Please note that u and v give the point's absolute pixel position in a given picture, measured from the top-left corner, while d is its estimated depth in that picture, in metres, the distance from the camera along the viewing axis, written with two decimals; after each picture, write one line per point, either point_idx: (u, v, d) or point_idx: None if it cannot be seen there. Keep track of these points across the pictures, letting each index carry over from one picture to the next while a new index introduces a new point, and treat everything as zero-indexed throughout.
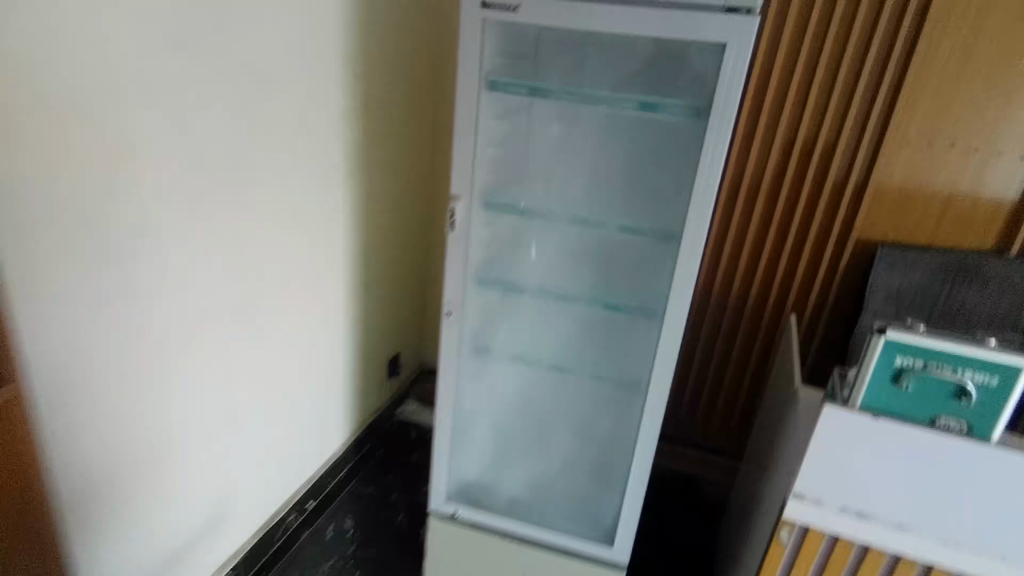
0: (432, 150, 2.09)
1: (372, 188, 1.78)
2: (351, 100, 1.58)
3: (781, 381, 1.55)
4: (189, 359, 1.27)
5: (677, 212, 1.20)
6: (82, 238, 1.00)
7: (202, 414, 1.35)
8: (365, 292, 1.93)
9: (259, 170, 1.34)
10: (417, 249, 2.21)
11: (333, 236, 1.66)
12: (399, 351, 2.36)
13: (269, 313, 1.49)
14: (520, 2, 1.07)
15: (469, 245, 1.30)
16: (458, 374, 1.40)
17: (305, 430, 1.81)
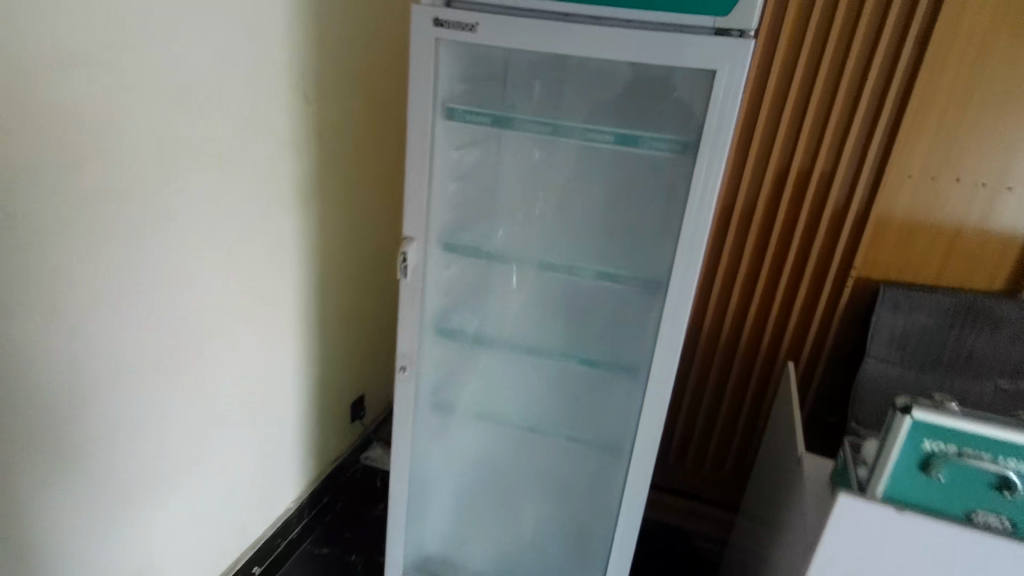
0: (399, 178, 1.94)
1: (329, 219, 1.61)
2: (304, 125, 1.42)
3: (779, 435, 1.40)
4: (109, 426, 1.08)
5: (660, 261, 1.04)
6: (89, 231, 0.97)
7: (185, 430, 1.26)
8: (323, 331, 1.75)
9: (196, 206, 1.16)
10: (382, 281, 2.05)
11: (284, 275, 1.49)
12: (364, 391, 2.19)
13: (209, 366, 1.29)
14: (478, 20, 0.92)
15: (425, 292, 1.13)
16: (414, 436, 1.22)
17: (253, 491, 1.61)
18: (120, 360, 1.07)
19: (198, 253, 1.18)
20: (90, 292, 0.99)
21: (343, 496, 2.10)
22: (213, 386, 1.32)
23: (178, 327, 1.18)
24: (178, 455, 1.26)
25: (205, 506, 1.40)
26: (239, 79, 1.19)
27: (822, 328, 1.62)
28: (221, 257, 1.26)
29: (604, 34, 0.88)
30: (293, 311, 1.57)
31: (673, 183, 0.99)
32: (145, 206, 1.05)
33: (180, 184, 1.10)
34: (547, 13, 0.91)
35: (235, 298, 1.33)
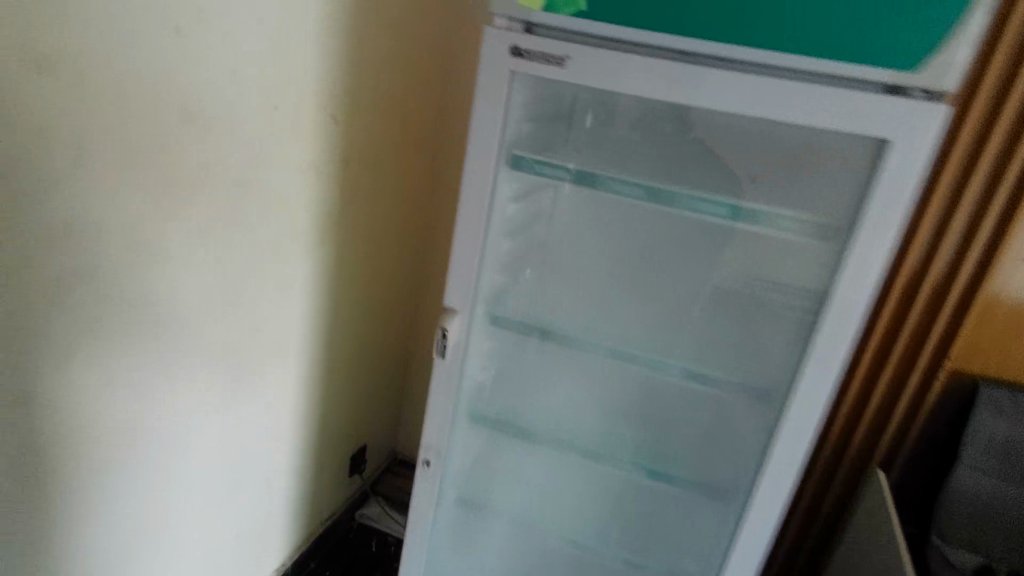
0: (425, 211, 1.75)
1: (344, 258, 1.41)
2: (331, 152, 1.23)
3: (874, 558, 1.18)
4: (101, 490, 0.88)
5: (769, 360, 0.84)
6: (91, 262, 0.78)
7: (174, 503, 1.04)
8: (329, 380, 1.54)
9: (204, 247, 0.96)
10: (398, 323, 1.85)
11: (293, 321, 1.28)
12: (368, 441, 1.96)
13: (204, 434, 1.07)
14: (570, 53, 0.73)
15: (463, 373, 0.92)
16: (433, 540, 1.00)
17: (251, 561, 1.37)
18: (106, 438, 0.87)
19: (201, 303, 0.98)
20: (73, 360, 0.79)
21: (335, 560, 1.85)
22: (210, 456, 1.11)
23: (172, 393, 0.97)
24: (162, 542, 1.05)
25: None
26: (258, 98, 1.00)
27: (902, 423, 1.40)
28: (226, 306, 1.05)
29: (738, 81, 0.70)
30: (299, 360, 1.36)
31: (796, 267, 0.79)
32: (160, 236, 0.86)
33: (186, 223, 0.91)
34: (664, 51, 0.73)
35: (237, 354, 1.11)
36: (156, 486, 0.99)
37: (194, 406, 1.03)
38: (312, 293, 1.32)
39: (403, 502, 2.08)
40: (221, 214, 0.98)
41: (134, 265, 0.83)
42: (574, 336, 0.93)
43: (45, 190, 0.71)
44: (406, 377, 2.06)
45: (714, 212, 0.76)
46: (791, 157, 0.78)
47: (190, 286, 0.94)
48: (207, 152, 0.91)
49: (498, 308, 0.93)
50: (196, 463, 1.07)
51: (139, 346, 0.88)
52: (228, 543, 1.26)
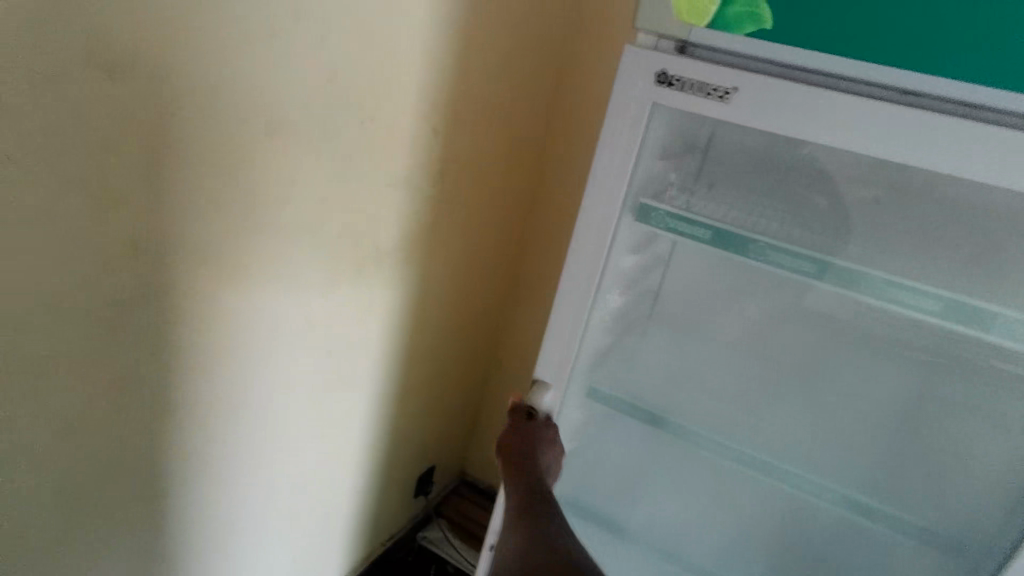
0: (531, 229, 1.65)
1: (428, 279, 1.32)
2: (445, 166, 1.20)
3: None
4: (193, 438, 0.93)
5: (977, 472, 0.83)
6: (225, 206, 0.82)
7: (278, 416, 1.08)
8: (400, 404, 1.45)
9: (313, 251, 0.99)
10: (479, 351, 1.73)
11: (381, 331, 1.26)
12: (437, 467, 1.80)
13: (283, 424, 1.09)
14: (737, 85, 0.71)
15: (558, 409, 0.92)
16: None
17: (321, 530, 1.35)
18: (212, 376, 0.91)
19: (289, 301, 0.99)
20: (191, 311, 0.84)
21: None
22: (291, 445, 1.14)
23: (270, 379, 1.02)
24: (239, 518, 1.09)
25: (272, 509, 1.17)
26: (384, 111, 1.00)
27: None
28: (337, 313, 1.11)
29: (922, 124, 0.66)
30: (365, 383, 1.28)
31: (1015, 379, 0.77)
32: (280, 215, 0.90)
33: (298, 227, 0.94)
34: (877, 90, 0.68)
35: (341, 359, 1.18)
36: (269, 394, 1.04)
37: (291, 399, 1.09)
38: (390, 314, 1.26)
39: (470, 529, 1.86)
40: (315, 215, 0.96)
41: (264, 199, 0.87)
42: (746, 418, 0.95)
43: (192, 181, 0.77)
44: (482, 410, 1.92)
45: (923, 305, 0.74)
46: (953, 270, 0.79)
47: (308, 263, 0.99)
48: (322, 158, 0.93)
49: (600, 384, 0.97)
50: (272, 452, 1.10)
51: (243, 332, 0.93)
52: (293, 538, 1.27)
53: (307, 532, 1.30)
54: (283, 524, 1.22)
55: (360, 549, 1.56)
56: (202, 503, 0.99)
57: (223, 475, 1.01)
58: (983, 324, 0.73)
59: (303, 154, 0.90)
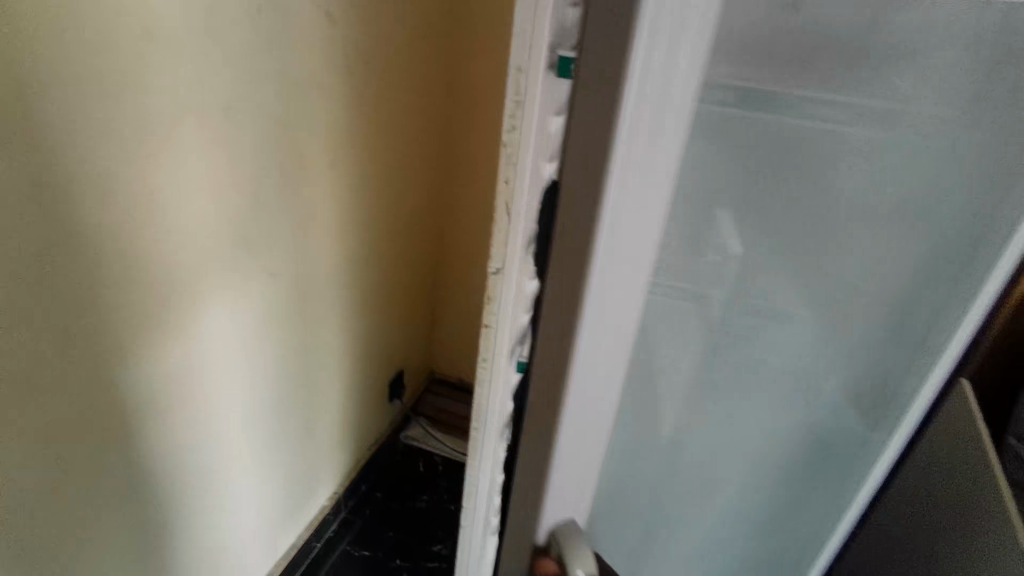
0: (451, 115, 1.59)
1: (352, 188, 1.26)
2: (344, 53, 1.11)
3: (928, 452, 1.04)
4: (147, 376, 0.89)
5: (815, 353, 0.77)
6: (112, 123, 0.73)
7: (231, 341, 1.04)
8: (355, 318, 1.44)
9: (225, 164, 0.91)
10: (424, 252, 1.71)
11: (319, 240, 1.21)
12: (405, 371, 1.83)
13: (240, 353, 1.07)
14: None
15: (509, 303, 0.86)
16: None
17: (300, 445, 1.37)
18: (148, 309, 0.86)
19: (214, 229, 0.93)
20: (107, 243, 0.77)
21: (383, 482, 1.74)
22: (251, 368, 1.12)
23: (218, 322, 1.00)
24: (217, 458, 1.11)
25: (246, 433, 1.16)
26: None
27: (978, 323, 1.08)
28: (271, 242, 1.07)
29: None
30: (313, 308, 1.26)
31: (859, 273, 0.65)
32: (179, 128, 0.81)
33: (205, 158, 0.87)
34: None
35: (283, 276, 1.13)
36: (216, 321, 0.99)
37: (242, 337, 1.07)
38: (322, 230, 1.21)
39: (445, 420, 1.93)
40: (213, 137, 0.87)
41: (156, 109, 0.78)
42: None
43: (78, 122, 0.69)
44: (436, 313, 1.92)
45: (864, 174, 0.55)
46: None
47: (223, 178, 0.91)
48: (210, 71, 0.84)
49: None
50: (235, 384, 1.08)
51: (175, 278, 0.89)
52: (276, 466, 1.30)
53: (290, 456, 1.34)
54: (261, 444, 1.22)
55: (344, 456, 1.60)
56: (171, 437, 0.98)
57: (187, 407, 0.99)
58: None
59: (188, 52, 0.80)
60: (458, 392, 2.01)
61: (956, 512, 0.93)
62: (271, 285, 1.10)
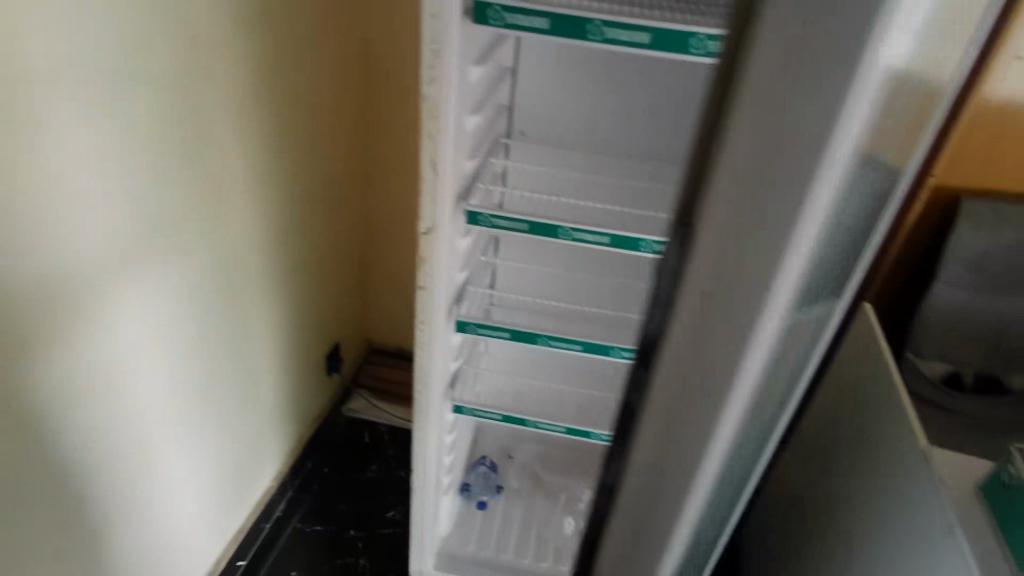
0: (366, 74, 1.51)
1: (267, 155, 1.19)
2: (236, 7, 1.02)
3: (846, 375, 1.12)
4: (44, 373, 0.82)
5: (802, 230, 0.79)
6: None
7: (145, 329, 0.97)
8: (284, 294, 1.38)
9: (107, 134, 0.83)
10: (351, 219, 1.64)
11: (234, 214, 1.13)
12: (342, 343, 1.79)
13: (158, 342, 1.01)
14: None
15: (438, 260, 0.84)
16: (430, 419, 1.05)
17: (236, 430, 1.31)
18: (30, 299, 0.78)
19: (104, 208, 0.85)
20: None
21: (329, 458, 1.71)
22: (172, 356, 1.05)
23: (130, 307, 0.93)
24: (149, 449, 1.05)
25: (175, 423, 1.11)
26: None
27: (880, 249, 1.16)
28: (181, 219, 1.00)
29: None
30: (237, 285, 1.20)
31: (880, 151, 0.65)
32: (42, 97, 0.73)
33: (84, 127, 0.79)
34: None
35: (198, 254, 1.06)
36: (125, 309, 0.92)
37: (160, 322, 1.00)
38: (238, 203, 1.14)
39: (388, 388, 1.90)
40: (87, 106, 0.79)
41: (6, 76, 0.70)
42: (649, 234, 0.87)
43: None
44: (370, 281, 1.86)
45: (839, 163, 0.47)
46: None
47: (108, 151, 0.83)
48: (81, 30, 0.76)
49: (497, 215, 0.85)
50: (155, 374, 1.02)
51: (68, 262, 0.82)
52: (216, 451, 1.26)
53: (229, 440, 1.30)
54: (192, 433, 1.16)
55: (285, 437, 1.55)
56: (86, 436, 0.92)
57: (101, 401, 0.92)
58: None
59: (40, 10, 0.71)
60: (399, 360, 1.98)
61: (868, 423, 1.02)
62: (187, 265, 1.03)
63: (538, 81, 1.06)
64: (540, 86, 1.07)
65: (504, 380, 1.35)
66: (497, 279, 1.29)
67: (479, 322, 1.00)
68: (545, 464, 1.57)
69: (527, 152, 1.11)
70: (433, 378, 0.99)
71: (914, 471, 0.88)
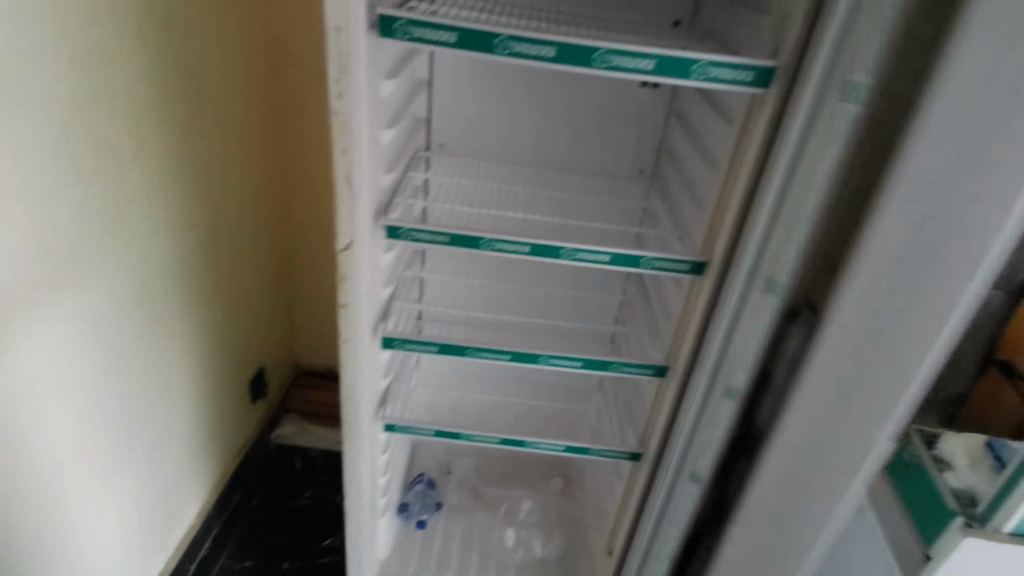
0: (278, 90, 1.47)
1: (174, 173, 1.12)
2: (135, 19, 0.97)
3: None
4: None
5: (711, 230, 0.84)
6: None
7: (49, 361, 0.89)
8: (202, 318, 1.31)
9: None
10: (269, 238, 1.58)
11: (142, 234, 1.07)
12: (265, 368, 1.71)
13: (65, 375, 0.93)
14: None
15: (359, 275, 0.82)
16: (361, 440, 1.01)
17: (156, 464, 1.23)
18: None
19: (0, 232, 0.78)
20: None
21: (258, 488, 1.62)
22: (83, 389, 0.97)
23: (29, 336, 0.85)
24: (56, 492, 0.96)
25: (87, 463, 1.02)
26: None
27: None
28: (83, 239, 0.92)
29: None
30: (150, 310, 1.12)
31: (772, 156, 0.70)
32: None
33: None
34: None
35: (105, 278, 0.99)
36: (25, 341, 0.84)
37: (65, 352, 0.92)
38: (147, 222, 1.07)
39: (317, 411, 1.83)
40: None
41: None
42: (569, 242, 0.89)
43: None
44: (293, 301, 1.79)
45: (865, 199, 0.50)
46: (675, 44, 0.89)
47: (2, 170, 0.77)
48: None
49: (417, 229, 0.83)
50: (61, 413, 0.93)
51: None
52: (131, 490, 1.16)
53: (146, 476, 1.20)
54: (108, 471, 1.08)
55: (209, 469, 1.47)
56: None
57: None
58: (690, 74, 0.69)
59: None
60: (329, 382, 1.91)
61: None
62: (93, 288, 0.96)
63: (454, 94, 1.07)
64: (457, 100, 1.07)
65: (436, 395, 1.33)
66: (425, 293, 1.27)
67: (405, 337, 0.97)
68: (483, 477, 1.55)
69: (448, 165, 1.11)
70: (362, 397, 0.96)
71: None
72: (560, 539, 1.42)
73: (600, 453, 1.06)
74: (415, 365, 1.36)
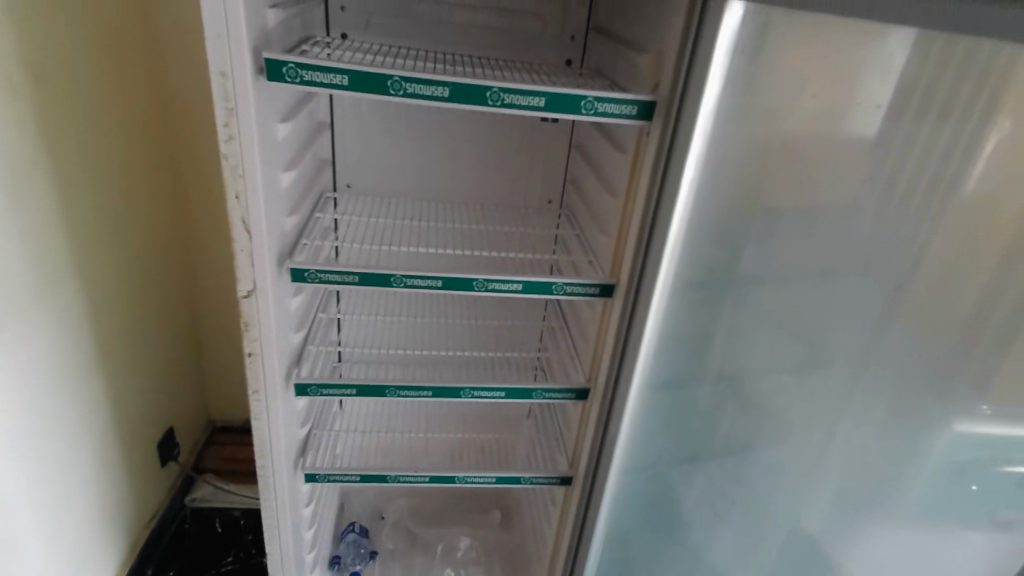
0: (174, 132, 1.41)
1: (57, 229, 1.04)
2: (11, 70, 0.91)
3: None
4: None
5: (616, 255, 0.88)
6: None
7: None
8: (101, 376, 1.21)
9: None
10: (170, 287, 1.49)
11: (31, 289, 0.99)
12: (175, 427, 1.59)
13: None
14: None
15: (266, 321, 0.78)
16: (281, 493, 0.96)
17: (58, 539, 1.12)
18: None
19: None
20: None
21: (174, 558, 1.49)
22: None
23: None
24: None
25: None
26: None
27: None
28: None
29: None
30: (40, 370, 1.03)
31: (661, 190, 0.75)
32: None
33: None
34: None
35: None
36: None
37: None
38: (35, 278, 0.99)
39: (235, 467, 1.72)
40: None
41: None
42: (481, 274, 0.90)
43: None
44: (202, 351, 1.70)
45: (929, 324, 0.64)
46: (569, 81, 0.94)
47: None
48: None
49: (325, 270, 0.82)
50: None
51: None
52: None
53: (47, 561, 1.08)
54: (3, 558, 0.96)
55: (119, 540, 1.34)
56: None
57: None
58: (580, 109, 0.73)
59: None
60: (247, 436, 1.80)
61: None
62: None
63: (357, 135, 1.07)
64: (362, 139, 1.07)
65: (361, 439, 1.29)
66: (343, 334, 1.25)
67: (321, 382, 0.93)
68: (420, 518, 1.51)
69: (357, 204, 1.10)
70: (279, 448, 0.91)
71: (741, 460, 0.98)
72: (500, 574, 1.38)
73: (531, 481, 1.06)
74: (338, 410, 1.32)
